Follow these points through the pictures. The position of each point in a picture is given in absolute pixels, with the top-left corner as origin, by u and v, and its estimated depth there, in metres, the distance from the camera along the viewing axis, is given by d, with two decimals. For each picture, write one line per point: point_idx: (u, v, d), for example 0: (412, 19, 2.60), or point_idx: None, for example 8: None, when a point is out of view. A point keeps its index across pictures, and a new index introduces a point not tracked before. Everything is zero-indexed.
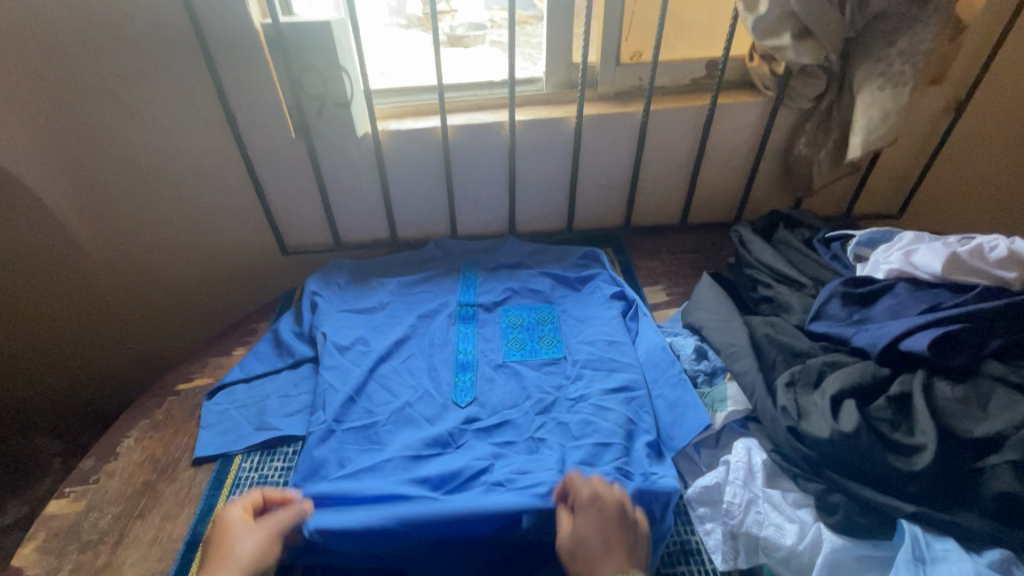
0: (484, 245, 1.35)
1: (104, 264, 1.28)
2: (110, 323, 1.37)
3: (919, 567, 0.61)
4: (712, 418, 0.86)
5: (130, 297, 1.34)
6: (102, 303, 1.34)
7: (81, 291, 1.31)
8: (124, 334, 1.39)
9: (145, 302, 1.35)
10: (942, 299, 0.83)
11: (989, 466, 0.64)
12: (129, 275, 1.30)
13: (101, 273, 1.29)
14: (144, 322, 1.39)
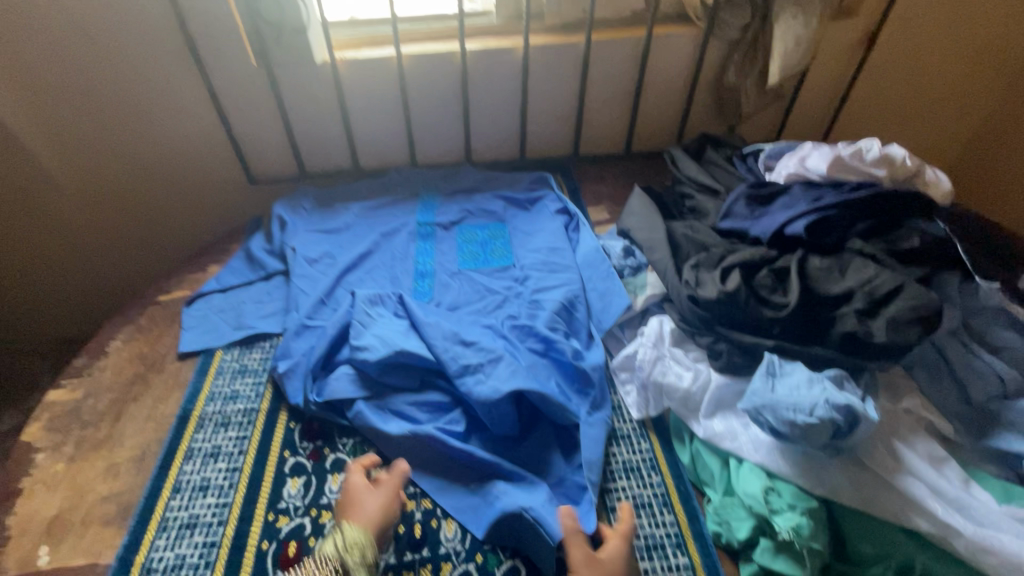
0: (443, 173, 1.44)
1: (73, 188, 1.33)
2: (82, 247, 1.44)
3: (770, 380, 0.71)
4: (633, 301, 1.01)
5: (104, 224, 1.41)
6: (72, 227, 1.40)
7: (51, 217, 1.38)
8: (97, 259, 1.47)
9: (116, 228, 1.42)
10: (826, 193, 0.98)
11: (839, 314, 0.80)
12: (100, 201, 1.36)
13: (71, 199, 1.35)
14: (117, 248, 1.45)
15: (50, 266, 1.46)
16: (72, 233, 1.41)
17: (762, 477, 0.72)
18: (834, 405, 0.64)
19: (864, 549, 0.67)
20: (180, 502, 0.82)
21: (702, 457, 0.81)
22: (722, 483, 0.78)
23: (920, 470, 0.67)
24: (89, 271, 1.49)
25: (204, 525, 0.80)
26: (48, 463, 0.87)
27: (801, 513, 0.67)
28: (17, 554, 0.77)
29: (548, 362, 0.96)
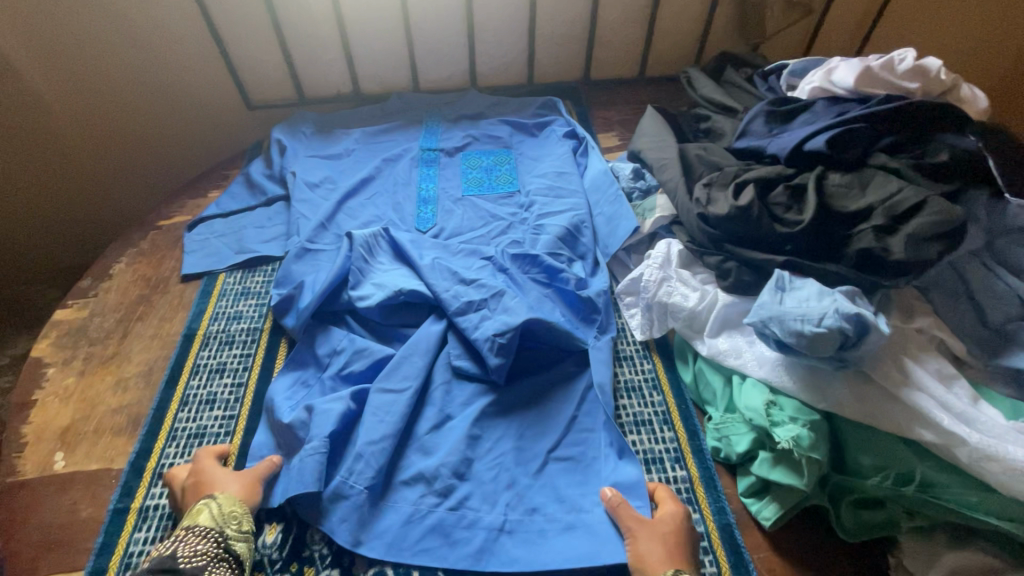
0: (447, 98, 1.38)
1: (55, 112, 1.24)
2: (66, 179, 1.34)
3: (778, 293, 0.69)
4: (642, 224, 0.97)
5: (92, 150, 1.33)
6: (56, 156, 1.30)
7: (31, 146, 1.27)
8: (84, 192, 1.38)
9: (106, 156, 1.35)
10: (852, 108, 0.91)
11: (856, 231, 0.76)
12: (88, 126, 1.29)
13: (53, 123, 1.26)
14: (108, 179, 1.38)
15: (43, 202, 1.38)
16: (54, 163, 1.31)
17: (765, 391, 0.71)
18: (845, 315, 0.61)
19: (863, 460, 0.66)
20: (188, 413, 0.84)
21: (705, 376, 0.81)
22: (724, 399, 0.77)
23: (928, 385, 0.65)
24: (76, 207, 1.39)
25: (212, 435, 0.82)
26: (59, 377, 0.89)
27: (801, 424, 0.66)
28: (34, 459, 0.80)
29: (551, 292, 0.93)
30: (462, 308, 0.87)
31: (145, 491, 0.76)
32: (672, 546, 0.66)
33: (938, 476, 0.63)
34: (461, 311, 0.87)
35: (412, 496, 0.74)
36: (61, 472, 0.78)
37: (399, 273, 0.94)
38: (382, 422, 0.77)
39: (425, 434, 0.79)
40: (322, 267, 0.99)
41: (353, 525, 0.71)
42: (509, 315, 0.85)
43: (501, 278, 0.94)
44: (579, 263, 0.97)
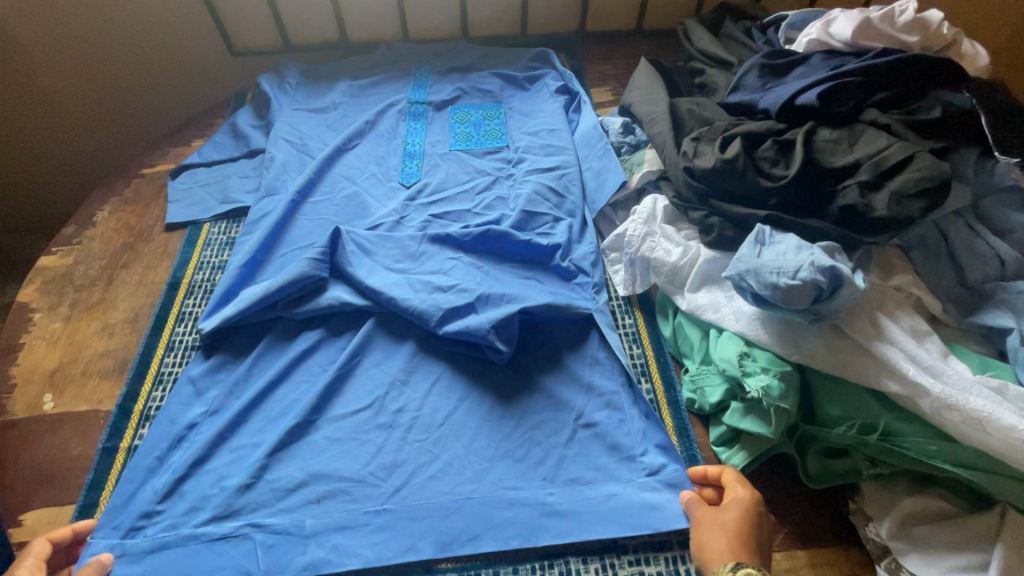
0: (437, 49, 1.33)
1: (30, 52, 1.20)
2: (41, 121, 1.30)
3: (757, 247, 0.69)
4: (629, 178, 0.95)
5: (69, 95, 1.28)
6: (31, 97, 1.26)
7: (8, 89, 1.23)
8: (64, 140, 1.34)
9: (84, 101, 1.30)
10: (848, 62, 0.89)
11: (841, 187, 0.76)
12: (64, 69, 1.24)
13: (26, 64, 1.21)
14: (87, 125, 1.34)
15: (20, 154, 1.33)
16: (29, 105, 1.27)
17: (739, 344, 0.72)
18: (820, 268, 0.62)
19: (830, 410, 0.68)
20: (174, 358, 0.86)
21: (683, 330, 0.82)
22: (700, 352, 0.78)
23: (899, 339, 0.66)
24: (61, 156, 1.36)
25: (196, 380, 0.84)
26: (45, 321, 0.90)
27: (772, 375, 0.68)
28: (24, 400, 0.81)
29: (537, 266, 0.92)
30: (452, 286, 0.86)
31: (134, 431, 0.78)
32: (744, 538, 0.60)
33: (900, 425, 0.65)
34: (452, 290, 0.85)
35: (388, 446, 0.75)
36: (50, 413, 0.80)
37: (384, 245, 0.93)
38: (364, 393, 0.80)
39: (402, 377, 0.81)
40: (301, 239, 0.97)
41: (334, 466, 0.73)
42: (512, 302, 0.84)
43: (482, 252, 0.93)
44: (568, 225, 0.96)
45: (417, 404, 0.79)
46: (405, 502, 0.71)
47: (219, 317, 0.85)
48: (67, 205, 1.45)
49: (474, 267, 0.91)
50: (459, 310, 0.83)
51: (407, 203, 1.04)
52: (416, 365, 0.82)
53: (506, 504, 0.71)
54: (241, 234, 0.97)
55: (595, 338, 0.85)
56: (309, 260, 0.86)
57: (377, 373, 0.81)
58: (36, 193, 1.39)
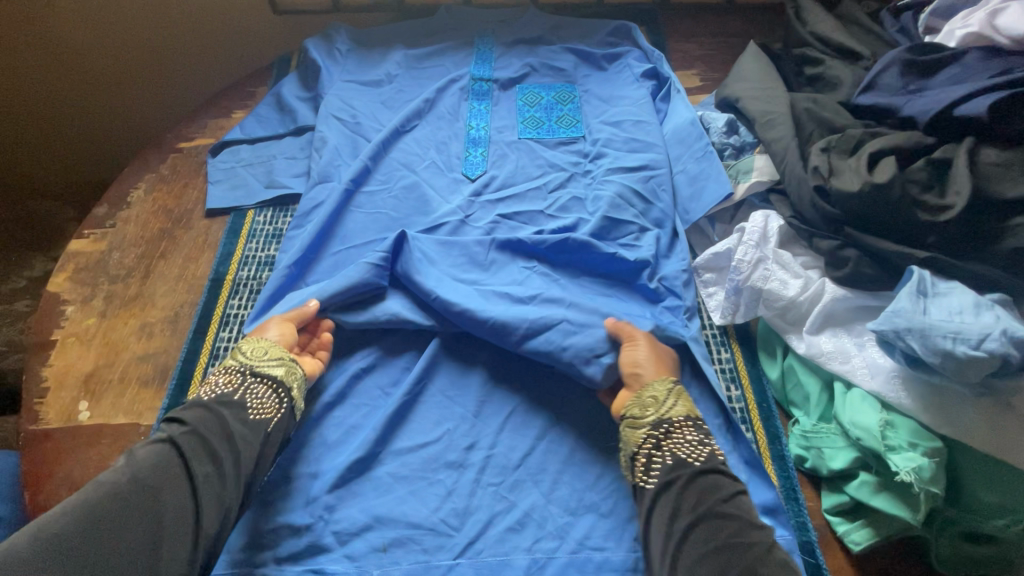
0: (503, 16, 1.17)
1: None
2: (67, 78, 1.20)
3: (920, 299, 0.57)
4: (734, 188, 0.83)
5: (97, 50, 1.18)
6: (55, 50, 1.16)
7: (32, 40, 1.14)
8: (96, 101, 1.25)
9: (114, 57, 1.20)
10: (1018, 64, 0.73)
11: (1013, 226, 0.63)
12: (91, 18, 1.14)
13: (49, 10, 1.11)
14: (118, 85, 1.24)
15: (52, 116, 1.25)
16: (56, 59, 1.17)
17: (877, 408, 0.61)
18: (1013, 340, 0.51)
19: (985, 497, 0.58)
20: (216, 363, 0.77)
21: (797, 376, 0.71)
22: (819, 407, 0.68)
23: None
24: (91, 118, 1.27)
25: None
26: (79, 316, 0.82)
27: (922, 453, 0.58)
28: (57, 407, 0.74)
29: (622, 285, 0.81)
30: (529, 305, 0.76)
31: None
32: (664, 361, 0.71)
33: None
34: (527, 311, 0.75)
35: (457, 489, 0.67)
36: (87, 424, 0.73)
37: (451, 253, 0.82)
38: (429, 425, 0.71)
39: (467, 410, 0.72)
40: (355, 236, 0.87)
41: (398, 509, 0.66)
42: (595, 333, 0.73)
43: (560, 264, 0.82)
44: (657, 236, 0.84)
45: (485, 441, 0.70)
46: (476, 557, 0.63)
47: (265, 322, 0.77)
48: (103, 174, 1.36)
49: (551, 280, 0.81)
50: (544, 333, 0.72)
51: (472, 199, 0.91)
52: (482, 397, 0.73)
53: (590, 567, 0.63)
54: (290, 226, 0.87)
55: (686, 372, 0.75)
56: (370, 265, 0.77)
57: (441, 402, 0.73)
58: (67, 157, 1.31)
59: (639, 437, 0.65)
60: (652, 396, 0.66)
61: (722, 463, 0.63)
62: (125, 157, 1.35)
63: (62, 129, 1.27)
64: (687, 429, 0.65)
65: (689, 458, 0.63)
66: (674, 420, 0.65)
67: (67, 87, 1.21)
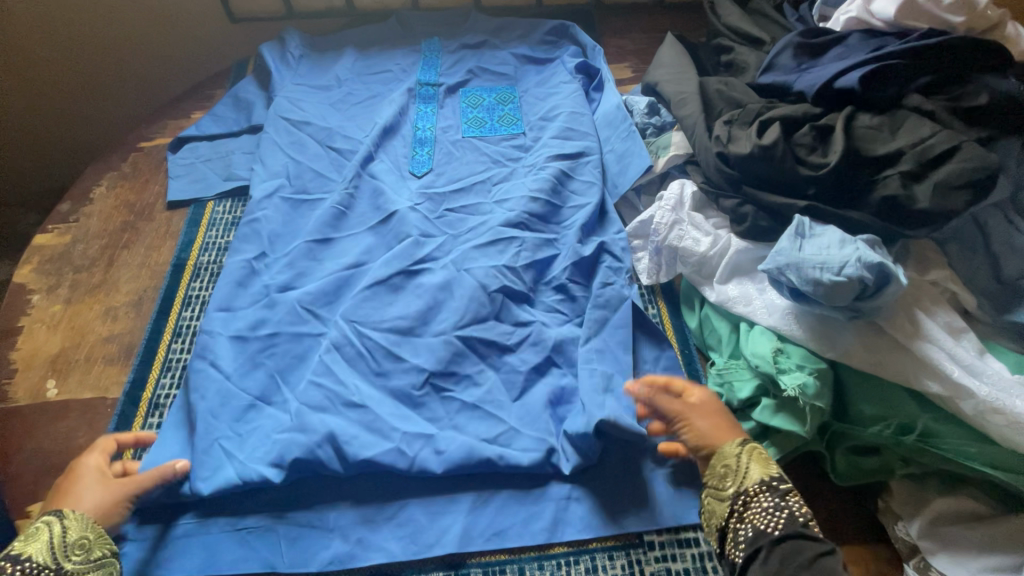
0: (448, 17, 1.25)
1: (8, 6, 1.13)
2: (24, 86, 1.23)
3: (798, 239, 0.66)
4: (654, 162, 0.93)
5: (56, 58, 1.22)
6: (10, 59, 1.19)
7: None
8: (56, 108, 1.28)
9: (73, 66, 1.24)
10: (889, 43, 0.84)
11: (882, 177, 0.73)
12: (45, 24, 1.17)
13: (8, 23, 1.15)
14: (77, 91, 1.28)
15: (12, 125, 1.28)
16: (10, 67, 1.20)
17: (772, 339, 0.70)
18: (866, 265, 0.60)
19: (865, 409, 0.67)
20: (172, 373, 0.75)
21: (711, 322, 0.79)
22: (729, 346, 0.76)
23: (939, 338, 0.64)
24: (51, 126, 1.30)
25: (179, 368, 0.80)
26: (45, 304, 0.86)
27: (808, 372, 0.66)
28: (26, 386, 0.78)
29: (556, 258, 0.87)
30: (495, 287, 0.82)
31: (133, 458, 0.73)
32: (723, 418, 0.67)
33: (939, 427, 0.63)
34: (492, 293, 0.82)
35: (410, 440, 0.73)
36: (55, 400, 0.77)
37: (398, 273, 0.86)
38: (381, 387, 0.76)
39: (449, 415, 0.74)
40: (301, 230, 0.91)
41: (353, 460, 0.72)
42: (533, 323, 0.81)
43: (503, 246, 0.87)
44: (588, 207, 0.91)
45: (455, 408, 0.74)
46: (426, 496, 0.70)
47: (230, 347, 0.78)
48: (60, 179, 1.39)
49: (505, 275, 0.84)
50: (486, 326, 0.80)
51: (423, 192, 0.97)
52: (467, 396, 0.75)
53: (528, 497, 0.70)
54: (238, 229, 0.91)
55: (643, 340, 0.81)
56: (335, 278, 0.85)
57: (413, 400, 0.75)
58: (27, 164, 1.34)
59: (724, 509, 0.62)
60: (724, 462, 0.63)
61: (806, 525, 0.57)
62: (86, 163, 1.39)
63: (22, 138, 1.31)
64: (762, 495, 0.60)
65: (766, 528, 0.58)
66: (748, 488, 0.61)
67: (27, 96, 1.25)
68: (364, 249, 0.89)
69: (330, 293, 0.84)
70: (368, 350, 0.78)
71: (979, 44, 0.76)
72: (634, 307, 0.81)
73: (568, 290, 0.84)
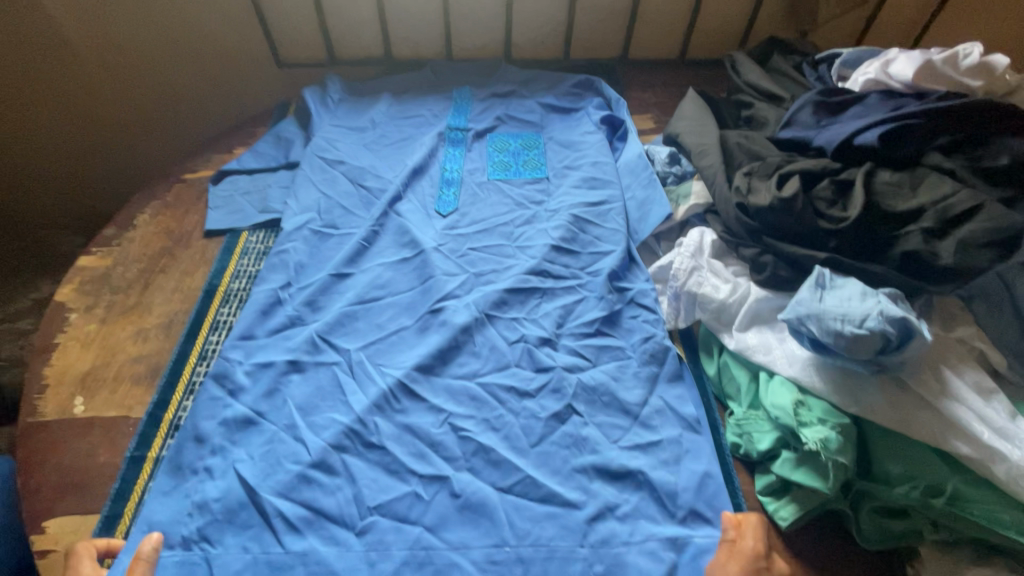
0: (480, 68, 1.31)
1: (77, 51, 1.23)
2: (87, 117, 1.33)
3: (818, 290, 0.67)
4: (675, 210, 0.95)
5: (114, 96, 1.32)
6: (76, 94, 1.29)
7: (54, 84, 1.26)
8: (111, 140, 1.38)
9: (130, 103, 1.34)
10: (907, 103, 0.85)
11: (903, 232, 0.73)
12: (108, 66, 1.27)
13: (77, 67, 1.25)
14: (132, 125, 1.38)
15: (69, 156, 1.38)
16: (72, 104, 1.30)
17: (793, 390, 0.69)
18: (889, 319, 0.60)
19: (890, 468, 0.64)
20: (209, 411, 0.76)
21: (730, 370, 0.79)
22: (748, 396, 0.76)
23: (967, 397, 0.63)
24: (105, 157, 1.40)
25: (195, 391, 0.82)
26: (81, 323, 0.89)
27: (830, 427, 0.65)
28: (55, 401, 0.80)
29: (577, 303, 0.88)
30: (516, 338, 0.84)
31: (134, 514, 0.71)
32: None
33: (969, 490, 0.61)
34: (513, 343, 0.83)
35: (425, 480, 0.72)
36: (81, 416, 0.79)
37: (420, 308, 0.88)
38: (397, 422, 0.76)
39: (464, 456, 0.74)
40: (326, 261, 0.95)
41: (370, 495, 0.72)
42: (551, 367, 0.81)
43: (523, 293, 0.89)
44: (610, 254, 0.93)
45: (470, 449, 0.74)
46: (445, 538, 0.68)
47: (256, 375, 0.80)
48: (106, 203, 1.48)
49: (523, 325, 0.85)
50: (507, 372, 0.81)
51: (448, 231, 1.00)
52: (483, 438, 0.75)
53: (548, 538, 0.68)
54: (265, 263, 0.94)
55: (659, 384, 0.80)
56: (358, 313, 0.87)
57: (429, 438, 0.75)
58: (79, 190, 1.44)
59: None
60: None
61: None
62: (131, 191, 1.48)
63: (77, 168, 1.40)
64: None
65: None
66: None
67: (85, 129, 1.35)
68: (390, 287, 0.91)
69: (351, 327, 0.86)
70: (388, 391, 0.78)
71: (998, 107, 0.77)
72: (652, 355, 0.82)
73: (588, 334, 0.84)
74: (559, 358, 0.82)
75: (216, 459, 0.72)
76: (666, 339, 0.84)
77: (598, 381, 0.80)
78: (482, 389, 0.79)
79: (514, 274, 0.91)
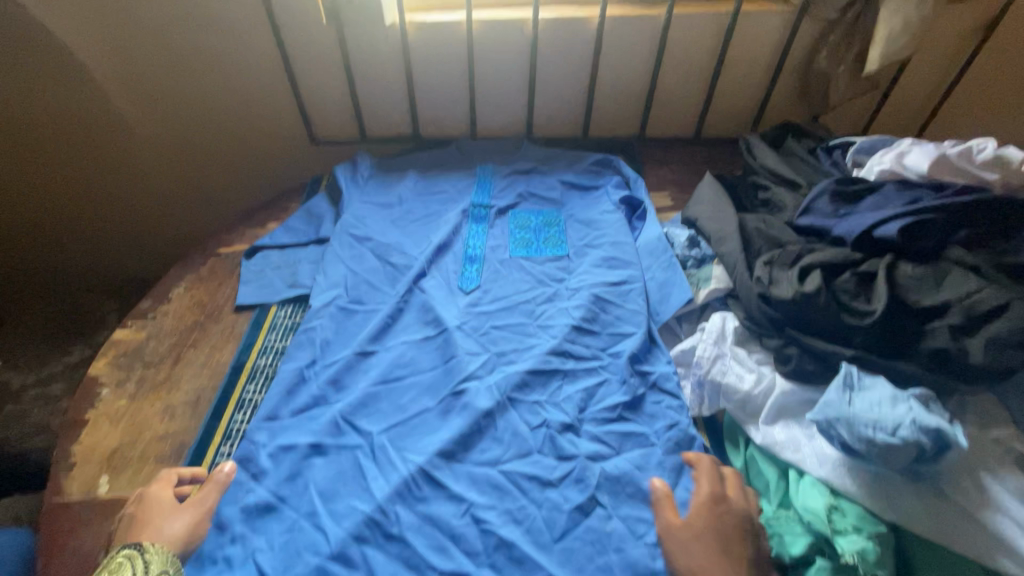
0: (503, 146, 1.37)
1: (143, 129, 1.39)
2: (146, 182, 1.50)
3: (847, 391, 0.66)
4: (695, 294, 0.96)
5: (170, 165, 1.47)
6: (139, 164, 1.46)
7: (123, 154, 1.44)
8: (166, 200, 1.55)
9: (184, 171, 1.48)
10: (924, 194, 0.87)
11: (931, 326, 0.73)
12: (167, 141, 1.42)
13: (142, 141, 1.42)
14: (184, 190, 1.52)
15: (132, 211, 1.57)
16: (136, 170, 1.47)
17: (826, 494, 0.68)
18: (922, 427, 0.59)
19: None
20: (232, 496, 0.76)
21: (758, 465, 0.78)
22: (778, 494, 0.74)
23: (1009, 507, 0.62)
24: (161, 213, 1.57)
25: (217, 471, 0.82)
26: (112, 398, 0.92)
27: (867, 536, 0.64)
28: (81, 479, 0.82)
29: (599, 387, 0.88)
30: (538, 424, 0.83)
31: None
32: None
33: None
34: (536, 429, 0.83)
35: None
36: (105, 496, 0.80)
37: (442, 389, 0.89)
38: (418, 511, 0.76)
39: (486, 551, 0.72)
40: (351, 338, 0.97)
41: None
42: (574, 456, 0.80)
43: (545, 376, 0.89)
44: (632, 336, 0.93)
45: (492, 544, 0.73)
46: None
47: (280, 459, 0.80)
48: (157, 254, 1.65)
49: (545, 410, 0.85)
50: (530, 459, 0.80)
51: (470, 308, 1.02)
52: (505, 532, 0.73)
53: None
54: (291, 342, 0.95)
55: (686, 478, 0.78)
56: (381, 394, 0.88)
57: (451, 530, 0.74)
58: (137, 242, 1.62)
59: None
60: None
61: None
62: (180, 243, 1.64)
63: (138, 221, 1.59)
64: None
65: None
66: None
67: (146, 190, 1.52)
68: (412, 365, 0.92)
69: (374, 407, 0.86)
70: (410, 478, 0.77)
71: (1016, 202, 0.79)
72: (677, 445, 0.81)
73: (611, 420, 0.84)
74: (582, 446, 0.81)
75: (237, 548, 0.73)
76: (691, 427, 0.83)
77: (622, 472, 0.78)
78: (503, 477, 0.78)
79: (535, 355, 0.92)
